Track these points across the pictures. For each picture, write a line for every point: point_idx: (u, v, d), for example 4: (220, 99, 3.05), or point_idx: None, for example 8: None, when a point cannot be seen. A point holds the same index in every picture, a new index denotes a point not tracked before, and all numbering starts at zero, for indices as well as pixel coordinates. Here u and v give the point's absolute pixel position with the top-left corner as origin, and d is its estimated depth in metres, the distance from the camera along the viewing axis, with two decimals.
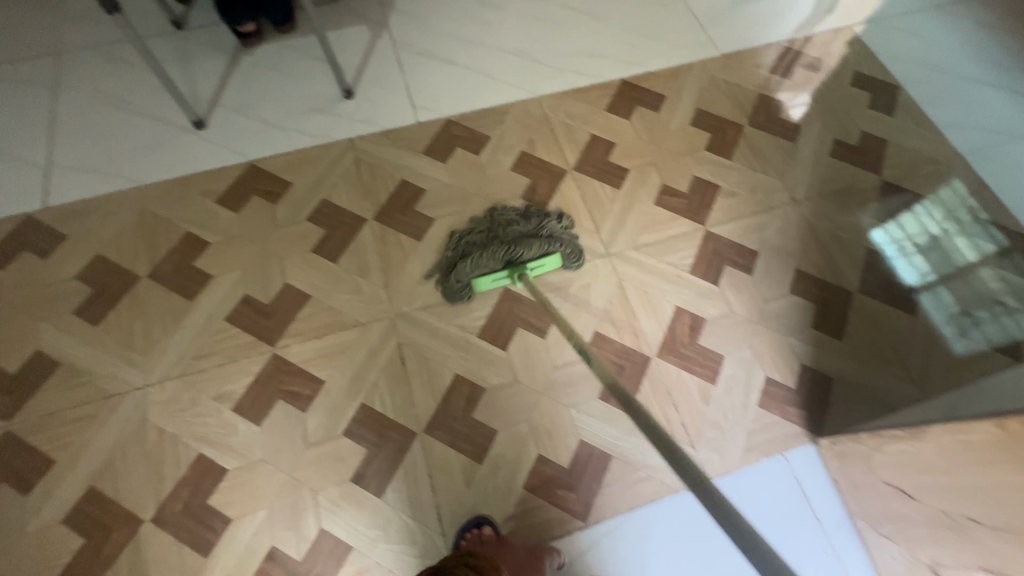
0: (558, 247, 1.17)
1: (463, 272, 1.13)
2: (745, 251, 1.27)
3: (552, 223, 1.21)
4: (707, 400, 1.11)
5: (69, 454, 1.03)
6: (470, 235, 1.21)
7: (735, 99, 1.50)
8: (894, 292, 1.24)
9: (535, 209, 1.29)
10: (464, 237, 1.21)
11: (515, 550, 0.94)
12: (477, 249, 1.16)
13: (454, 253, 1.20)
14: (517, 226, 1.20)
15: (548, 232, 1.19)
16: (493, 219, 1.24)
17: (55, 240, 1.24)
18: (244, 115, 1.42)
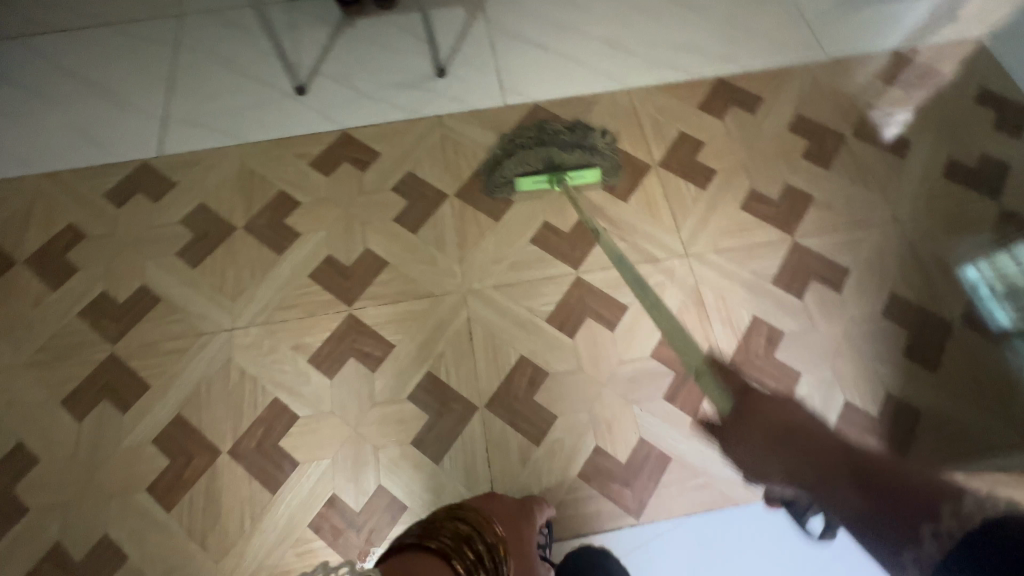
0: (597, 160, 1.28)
1: (508, 170, 1.28)
2: (835, 267, 1.20)
3: (593, 136, 1.35)
4: None
5: (163, 381, 1.13)
6: (519, 137, 1.36)
7: (839, 107, 1.41)
8: (995, 332, 1.13)
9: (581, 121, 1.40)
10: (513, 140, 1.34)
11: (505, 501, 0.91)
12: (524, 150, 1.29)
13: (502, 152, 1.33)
14: (563, 136, 1.35)
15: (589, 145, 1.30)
16: (543, 124, 1.40)
17: (166, 186, 1.35)
18: (341, 85, 1.49)
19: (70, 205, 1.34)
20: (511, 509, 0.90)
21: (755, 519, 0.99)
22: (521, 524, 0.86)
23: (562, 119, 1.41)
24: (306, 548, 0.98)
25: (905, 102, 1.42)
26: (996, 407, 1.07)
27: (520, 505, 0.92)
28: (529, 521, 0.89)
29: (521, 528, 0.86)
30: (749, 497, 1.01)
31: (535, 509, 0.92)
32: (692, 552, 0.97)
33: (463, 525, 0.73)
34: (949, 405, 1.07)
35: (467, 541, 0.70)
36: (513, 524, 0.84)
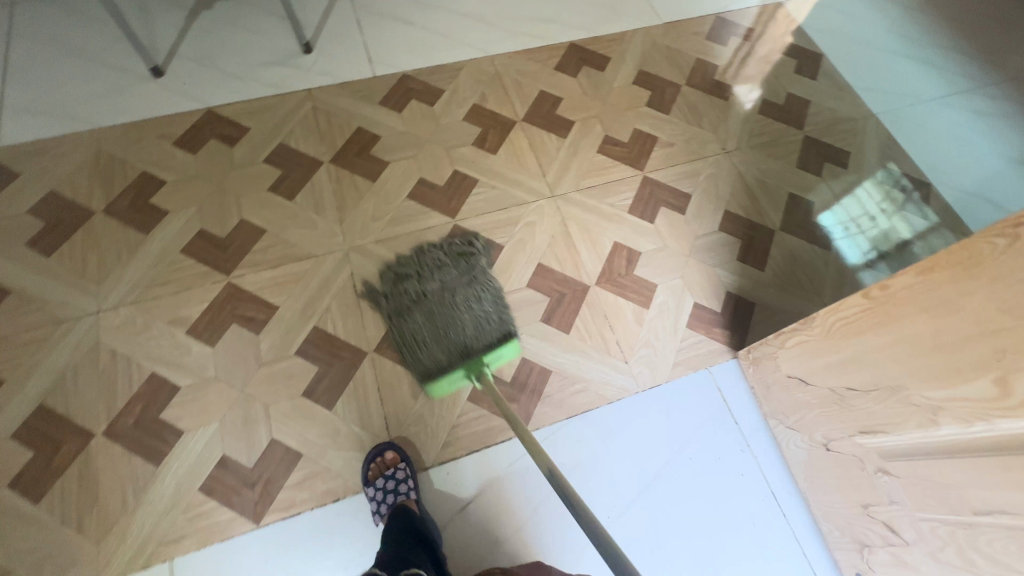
0: (494, 324, 1.10)
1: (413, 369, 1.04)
2: (680, 194, 1.37)
3: (490, 282, 1.18)
4: (640, 322, 1.20)
5: (19, 374, 1.05)
6: (405, 303, 1.13)
7: (674, 62, 1.61)
8: (814, 238, 1.35)
9: (468, 248, 1.23)
10: (400, 288, 1.15)
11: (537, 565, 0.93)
12: (413, 313, 1.11)
13: (390, 306, 1.13)
14: (459, 291, 1.14)
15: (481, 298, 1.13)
16: (422, 268, 1.18)
17: (8, 177, 1.26)
18: (202, 65, 1.46)
19: None
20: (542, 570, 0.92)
21: (627, 411, 1.11)
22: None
23: (448, 249, 1.22)
24: (197, 512, 0.97)
25: (727, 56, 1.65)
26: (812, 292, 1.27)
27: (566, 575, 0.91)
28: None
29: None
30: (620, 394, 1.12)
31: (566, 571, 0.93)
32: (563, 458, 1.06)
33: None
34: (777, 295, 1.26)
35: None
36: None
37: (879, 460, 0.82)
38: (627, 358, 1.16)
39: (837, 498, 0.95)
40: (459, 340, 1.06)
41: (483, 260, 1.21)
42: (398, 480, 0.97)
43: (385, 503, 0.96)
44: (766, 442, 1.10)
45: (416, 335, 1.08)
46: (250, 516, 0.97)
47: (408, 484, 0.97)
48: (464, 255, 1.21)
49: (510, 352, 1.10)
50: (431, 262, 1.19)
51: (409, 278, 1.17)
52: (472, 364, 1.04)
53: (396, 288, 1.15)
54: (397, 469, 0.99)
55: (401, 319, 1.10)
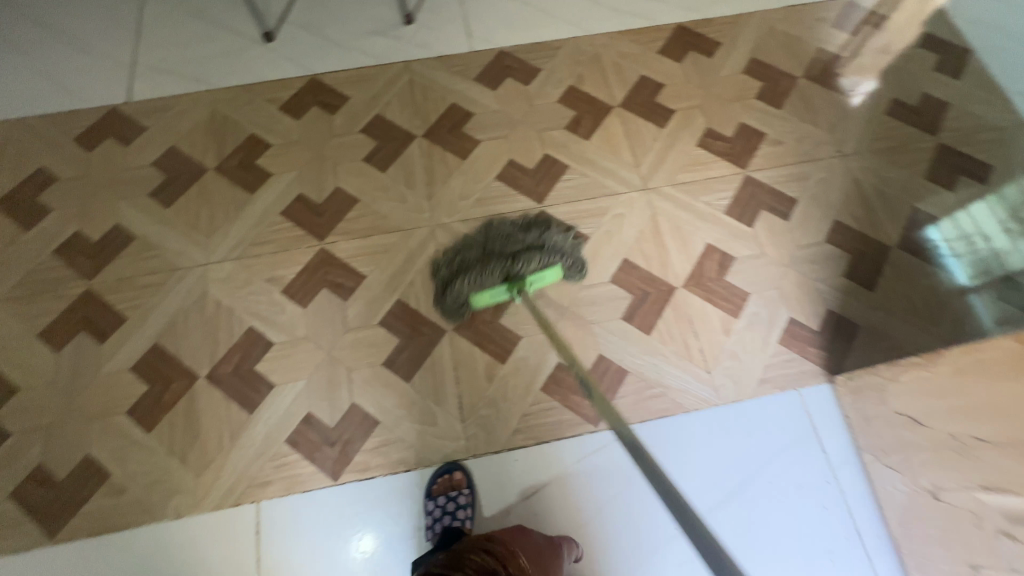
0: (558, 259, 1.11)
1: (460, 288, 1.09)
2: (784, 198, 1.27)
3: (548, 226, 1.18)
4: (727, 331, 1.13)
5: (140, 313, 1.16)
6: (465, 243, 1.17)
7: (793, 51, 1.47)
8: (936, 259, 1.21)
9: (537, 218, 1.22)
10: (460, 251, 1.15)
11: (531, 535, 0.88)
12: (473, 265, 1.11)
13: (449, 269, 1.14)
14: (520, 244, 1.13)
15: (546, 246, 1.13)
16: (489, 232, 1.16)
17: (137, 130, 1.36)
18: (309, 32, 1.50)
19: (39, 149, 1.35)
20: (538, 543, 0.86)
21: (705, 424, 1.06)
22: (551, 559, 0.84)
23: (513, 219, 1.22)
24: (283, 461, 1.04)
25: (855, 48, 1.48)
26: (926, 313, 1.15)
27: (549, 539, 0.89)
28: (556, 558, 0.86)
29: (551, 563, 0.84)
30: (699, 404, 1.08)
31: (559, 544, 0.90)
32: (631, 463, 1.04)
33: (489, 559, 0.72)
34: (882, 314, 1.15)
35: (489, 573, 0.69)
36: (544, 560, 0.83)
37: (1000, 521, 0.72)
38: (708, 367, 1.10)
39: (937, 553, 0.87)
40: (516, 275, 1.08)
41: (555, 229, 1.18)
42: (460, 505, 0.98)
43: (440, 522, 0.97)
44: (856, 478, 1.02)
45: (477, 280, 1.08)
46: (329, 472, 1.03)
47: (467, 510, 0.97)
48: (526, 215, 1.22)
49: (553, 278, 1.11)
50: (499, 229, 1.16)
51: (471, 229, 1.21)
52: (515, 282, 1.08)
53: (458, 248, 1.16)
54: (460, 493, 0.99)
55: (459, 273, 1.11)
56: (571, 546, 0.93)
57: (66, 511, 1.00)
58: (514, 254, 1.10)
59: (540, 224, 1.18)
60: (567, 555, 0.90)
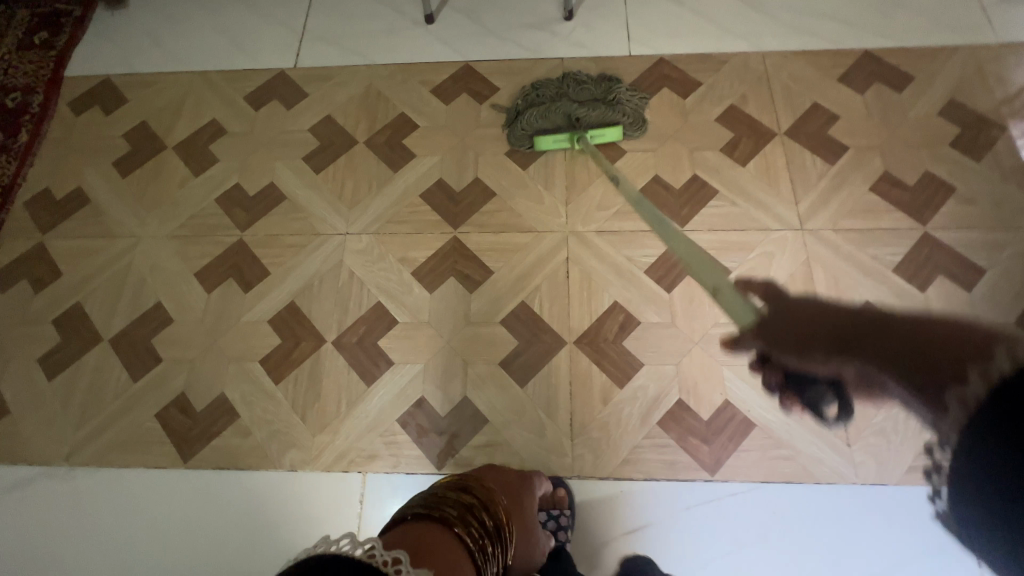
0: (620, 118, 1.28)
1: (528, 123, 1.28)
2: (969, 265, 1.11)
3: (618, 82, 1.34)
4: (878, 405, 1.01)
5: (281, 270, 1.23)
6: (541, 85, 1.35)
7: (1003, 96, 1.28)
8: None
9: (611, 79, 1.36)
10: (535, 94, 1.33)
11: (504, 472, 0.88)
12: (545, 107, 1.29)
13: (523, 107, 1.32)
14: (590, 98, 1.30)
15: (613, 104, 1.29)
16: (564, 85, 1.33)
17: (298, 95, 1.44)
18: (469, 18, 1.51)
19: (215, 101, 1.46)
20: (511, 480, 0.87)
21: (839, 500, 0.96)
22: (523, 492, 0.85)
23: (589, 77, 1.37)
24: (392, 439, 1.06)
25: None
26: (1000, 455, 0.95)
27: (522, 475, 0.91)
28: (530, 491, 0.87)
29: (523, 495, 0.85)
30: (831, 478, 0.98)
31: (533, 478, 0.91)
32: (749, 523, 0.96)
33: (467, 497, 0.70)
34: None
35: (471, 511, 0.67)
36: (517, 492, 0.84)
37: None
38: (850, 440, 0.99)
39: None
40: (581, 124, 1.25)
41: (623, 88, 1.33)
42: (560, 525, 0.95)
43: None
44: None
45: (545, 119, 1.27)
46: (434, 461, 1.04)
47: (568, 533, 0.95)
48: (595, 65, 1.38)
49: (612, 136, 1.28)
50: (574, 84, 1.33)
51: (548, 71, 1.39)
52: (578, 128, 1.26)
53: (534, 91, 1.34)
54: (562, 512, 0.96)
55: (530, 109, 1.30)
56: (546, 483, 0.94)
57: (198, 441, 1.09)
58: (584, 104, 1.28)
59: (611, 83, 1.34)
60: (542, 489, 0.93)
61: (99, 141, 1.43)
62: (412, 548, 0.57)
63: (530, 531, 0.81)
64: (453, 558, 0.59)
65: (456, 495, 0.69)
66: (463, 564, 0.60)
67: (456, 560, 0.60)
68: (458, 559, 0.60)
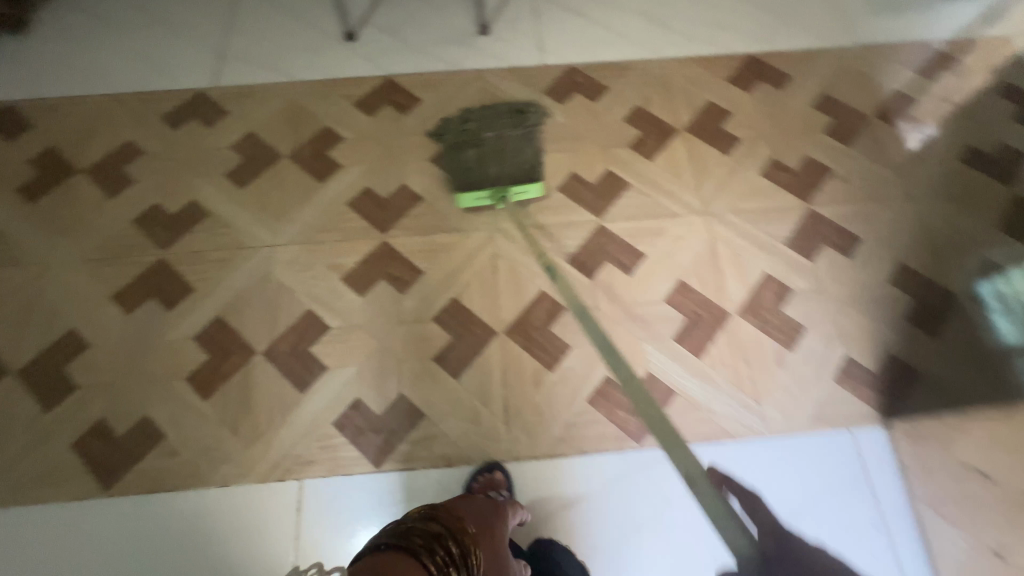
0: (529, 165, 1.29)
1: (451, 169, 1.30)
2: (848, 235, 1.25)
3: (537, 140, 1.34)
4: (780, 364, 1.11)
5: (207, 285, 1.21)
6: (466, 135, 1.33)
7: (864, 89, 1.46)
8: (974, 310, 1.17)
9: (523, 114, 1.39)
10: (456, 134, 1.35)
11: (477, 501, 0.85)
12: (465, 151, 1.31)
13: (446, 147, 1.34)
14: (505, 141, 1.32)
15: (523, 152, 1.32)
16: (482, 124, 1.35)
17: (219, 113, 1.44)
18: (389, 35, 1.57)
19: (130, 123, 1.43)
20: (484, 508, 0.84)
21: (752, 454, 1.04)
22: (495, 520, 0.83)
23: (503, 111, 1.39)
24: (328, 443, 1.06)
25: (928, 92, 1.46)
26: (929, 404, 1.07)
27: (492, 502, 0.87)
28: (501, 519, 0.85)
29: (495, 524, 0.83)
30: (746, 434, 1.06)
31: (506, 505, 0.88)
32: (675, 485, 1.03)
33: (436, 525, 0.70)
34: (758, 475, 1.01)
35: (437, 539, 0.67)
36: (488, 523, 0.81)
37: None
38: (759, 398, 1.09)
39: None
40: (493, 174, 1.27)
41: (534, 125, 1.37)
42: None
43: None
44: (907, 526, 0.97)
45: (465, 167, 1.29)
46: (372, 459, 1.05)
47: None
48: (517, 115, 1.37)
49: (535, 193, 1.26)
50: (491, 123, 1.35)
51: (472, 120, 1.36)
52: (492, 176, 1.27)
53: (456, 129, 1.36)
54: (500, 493, 0.98)
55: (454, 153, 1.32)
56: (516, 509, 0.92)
57: (121, 468, 1.04)
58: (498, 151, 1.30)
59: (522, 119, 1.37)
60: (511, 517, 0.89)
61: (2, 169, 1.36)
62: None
63: (502, 559, 0.79)
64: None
65: (426, 525, 0.69)
66: None
67: None
68: None
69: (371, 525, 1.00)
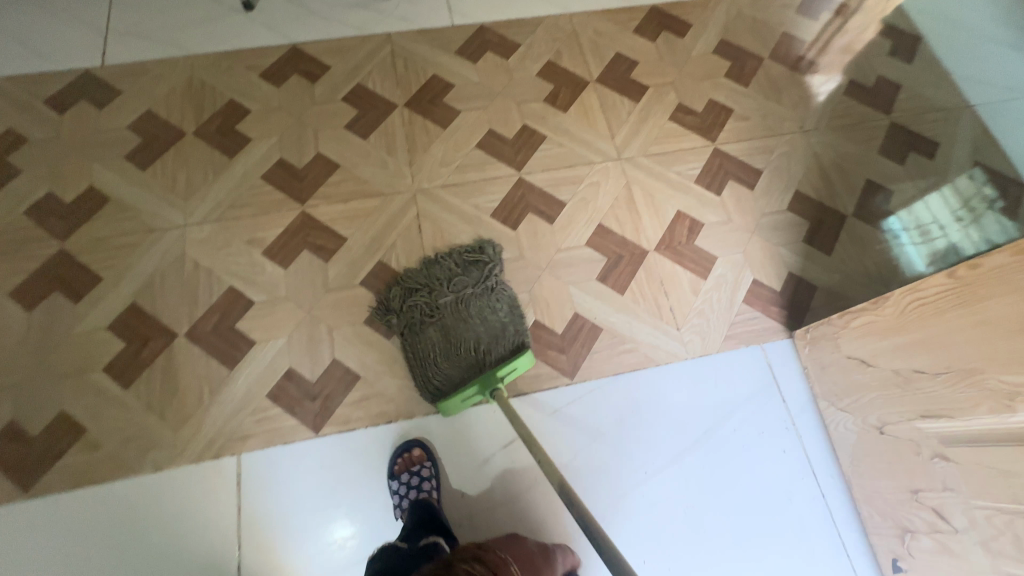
0: (518, 334, 1.05)
1: (425, 370, 1.03)
2: (751, 169, 1.34)
3: (506, 295, 1.10)
4: (696, 291, 1.19)
5: (116, 273, 1.15)
6: (420, 313, 1.07)
7: (759, 33, 1.55)
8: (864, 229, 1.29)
9: (477, 261, 1.16)
10: (409, 305, 1.09)
11: (527, 546, 0.86)
12: (428, 333, 1.05)
13: (403, 328, 1.08)
14: (469, 307, 1.07)
15: (499, 312, 1.07)
16: (435, 279, 1.12)
17: (111, 94, 1.35)
18: (290, 2, 1.50)
19: (9, 110, 1.32)
20: (532, 552, 0.85)
21: (675, 375, 1.12)
22: (543, 565, 0.84)
23: (455, 262, 1.15)
24: (264, 415, 1.05)
25: (816, 33, 1.56)
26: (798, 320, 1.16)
27: (542, 547, 0.89)
28: (550, 566, 0.85)
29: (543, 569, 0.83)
30: (668, 358, 1.13)
31: (557, 552, 0.90)
32: (607, 413, 1.08)
33: (480, 567, 0.70)
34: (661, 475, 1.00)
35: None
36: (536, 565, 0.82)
37: (937, 445, 0.81)
38: (679, 324, 1.16)
39: (884, 482, 0.94)
40: (475, 359, 1.02)
41: (494, 267, 1.15)
42: (423, 477, 1.00)
43: (407, 497, 0.99)
44: (810, 420, 1.09)
45: (439, 358, 1.03)
46: (311, 425, 1.05)
47: (431, 482, 1.00)
48: (474, 265, 1.15)
49: (526, 364, 1.03)
50: (446, 277, 1.12)
51: (421, 288, 1.11)
52: (479, 365, 1.02)
53: (408, 296, 1.10)
54: (422, 466, 1.01)
55: (416, 341, 1.05)
56: (567, 554, 0.92)
57: (39, 467, 0.99)
58: (469, 321, 1.05)
59: (479, 264, 1.15)
60: (560, 565, 0.89)
61: None
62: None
63: None
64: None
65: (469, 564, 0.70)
66: None
67: None
68: None
69: (317, 493, 1.01)
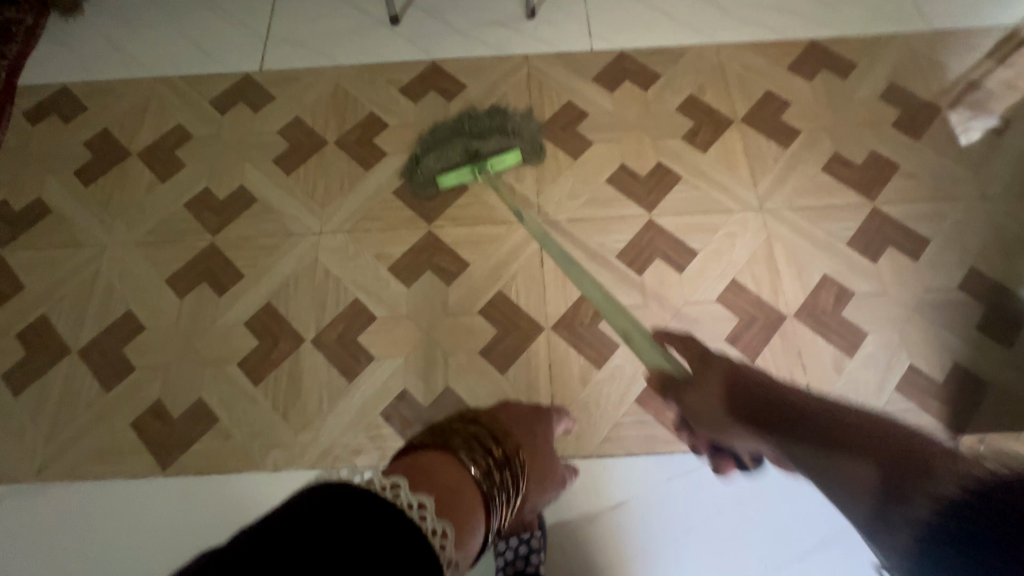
0: (517, 143, 1.27)
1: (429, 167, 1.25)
2: (915, 236, 1.19)
3: (521, 132, 1.29)
4: (839, 370, 1.08)
5: (256, 271, 1.22)
6: (438, 129, 1.32)
7: (938, 78, 1.37)
8: None
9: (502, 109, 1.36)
10: (432, 138, 1.30)
11: (519, 406, 0.82)
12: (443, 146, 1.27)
13: (422, 149, 1.30)
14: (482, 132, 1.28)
15: (507, 130, 1.29)
16: (460, 121, 1.32)
17: (266, 98, 1.44)
18: (433, 18, 1.53)
19: (179, 106, 1.44)
20: (526, 413, 0.81)
21: None
22: (539, 426, 0.81)
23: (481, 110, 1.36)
24: (376, 432, 1.07)
25: (1010, 83, 1.35)
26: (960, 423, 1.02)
27: (535, 409, 0.84)
28: (546, 426, 0.83)
29: (540, 430, 0.81)
30: None
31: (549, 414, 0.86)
32: (724, 488, 1.01)
33: (473, 426, 0.63)
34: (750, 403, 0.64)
35: (477, 440, 0.61)
36: (531, 425, 0.79)
37: None
38: None
39: None
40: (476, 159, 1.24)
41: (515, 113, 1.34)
42: (531, 547, 0.94)
43: (511, 564, 0.93)
44: None
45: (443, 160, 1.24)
46: None
47: (539, 554, 0.94)
48: (496, 112, 1.33)
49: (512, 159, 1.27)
50: (469, 119, 1.32)
51: (445, 128, 1.31)
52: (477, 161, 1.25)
53: (432, 132, 1.32)
54: (531, 535, 0.94)
55: (429, 153, 1.27)
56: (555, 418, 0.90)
57: (176, 448, 1.08)
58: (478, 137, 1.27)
59: (503, 112, 1.33)
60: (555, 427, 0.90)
61: (59, 151, 1.40)
62: (408, 477, 0.51)
63: (549, 459, 0.80)
64: (453, 482, 0.55)
65: (464, 425, 0.63)
66: (468, 501, 0.54)
67: (456, 489, 0.54)
68: (466, 494, 0.55)
69: None
